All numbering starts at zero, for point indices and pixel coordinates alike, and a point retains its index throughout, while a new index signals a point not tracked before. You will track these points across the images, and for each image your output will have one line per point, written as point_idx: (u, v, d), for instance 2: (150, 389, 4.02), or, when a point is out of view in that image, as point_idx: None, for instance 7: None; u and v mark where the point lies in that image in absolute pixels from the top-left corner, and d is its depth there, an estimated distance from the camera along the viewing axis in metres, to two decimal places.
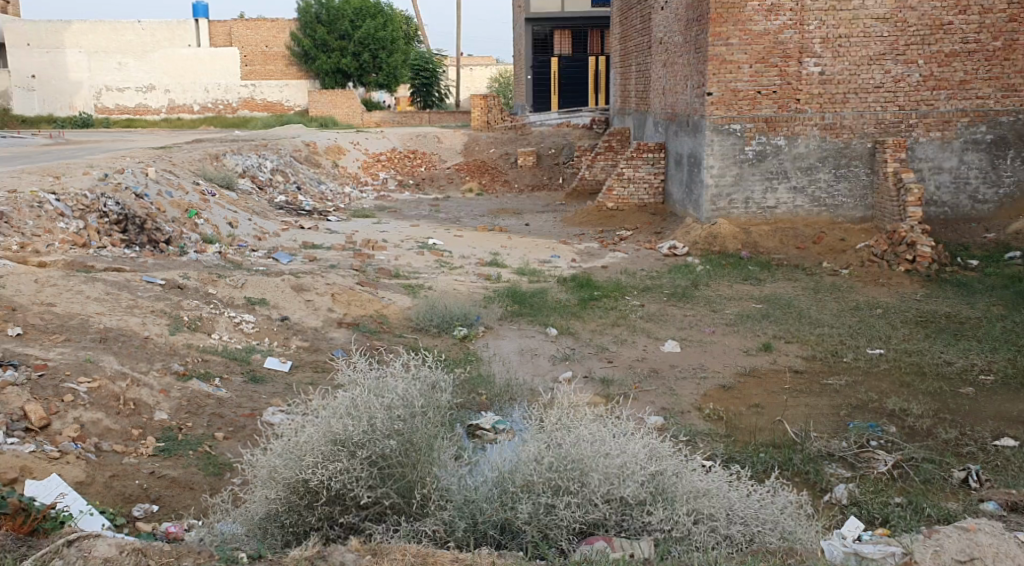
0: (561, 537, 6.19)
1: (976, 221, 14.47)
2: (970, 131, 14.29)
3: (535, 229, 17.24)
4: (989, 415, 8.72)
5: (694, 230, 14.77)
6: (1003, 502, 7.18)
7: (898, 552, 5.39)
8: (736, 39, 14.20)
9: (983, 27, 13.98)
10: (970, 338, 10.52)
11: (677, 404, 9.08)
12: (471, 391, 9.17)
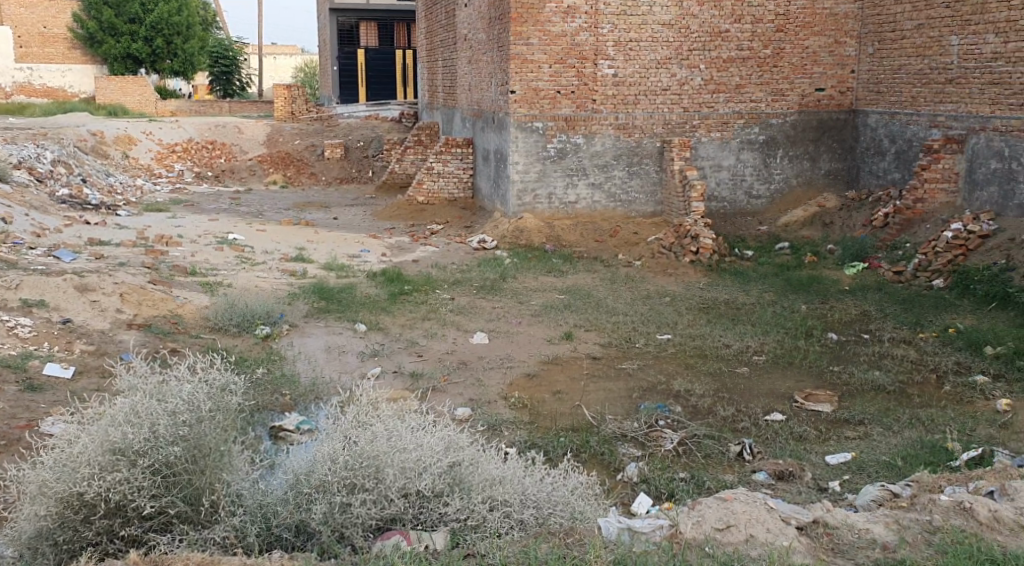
0: (356, 535, 6.19)
1: (751, 216, 15.58)
2: (745, 131, 15.34)
3: (344, 223, 17.06)
4: (762, 393, 9.37)
5: (502, 224, 15.06)
6: (772, 472, 7.79)
7: (664, 524, 5.44)
8: (535, 39, 14.51)
9: (755, 35, 14.99)
10: (746, 322, 11.28)
11: (483, 395, 9.26)
12: (273, 393, 9.02)
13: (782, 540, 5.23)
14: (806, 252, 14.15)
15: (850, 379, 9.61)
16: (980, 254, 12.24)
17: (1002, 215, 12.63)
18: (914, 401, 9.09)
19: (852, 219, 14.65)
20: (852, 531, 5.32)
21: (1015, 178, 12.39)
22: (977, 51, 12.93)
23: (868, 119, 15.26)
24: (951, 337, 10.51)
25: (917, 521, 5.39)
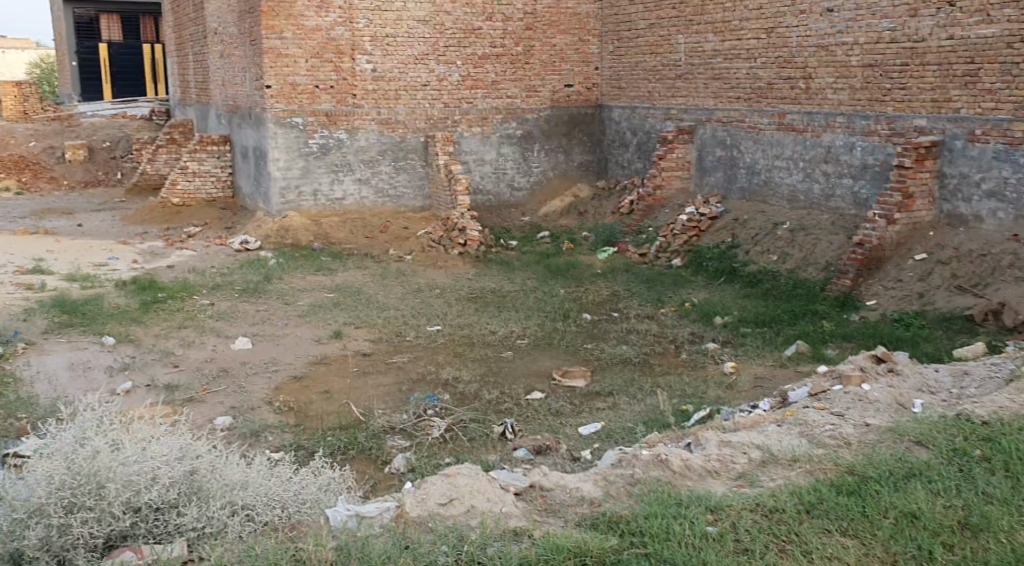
0: (79, 558, 5.66)
1: (514, 208, 16.02)
2: (504, 126, 15.71)
3: (89, 230, 16.01)
4: (523, 373, 9.66)
5: (265, 223, 14.40)
6: (531, 447, 7.85)
7: (391, 505, 5.54)
8: (290, 33, 14.11)
9: (506, 33, 15.39)
10: (509, 309, 11.59)
11: (246, 401, 8.97)
12: (9, 418, 8.34)
13: (501, 507, 5.46)
14: (564, 239, 14.71)
15: (602, 354, 10.08)
16: (711, 235, 13.20)
17: (727, 198, 13.71)
18: (655, 370, 9.61)
19: (602, 207, 15.53)
20: (565, 490, 5.62)
21: (736, 164, 13.44)
22: (700, 49, 13.84)
23: (612, 113, 16.07)
24: (688, 309, 11.23)
25: (622, 476, 5.71)
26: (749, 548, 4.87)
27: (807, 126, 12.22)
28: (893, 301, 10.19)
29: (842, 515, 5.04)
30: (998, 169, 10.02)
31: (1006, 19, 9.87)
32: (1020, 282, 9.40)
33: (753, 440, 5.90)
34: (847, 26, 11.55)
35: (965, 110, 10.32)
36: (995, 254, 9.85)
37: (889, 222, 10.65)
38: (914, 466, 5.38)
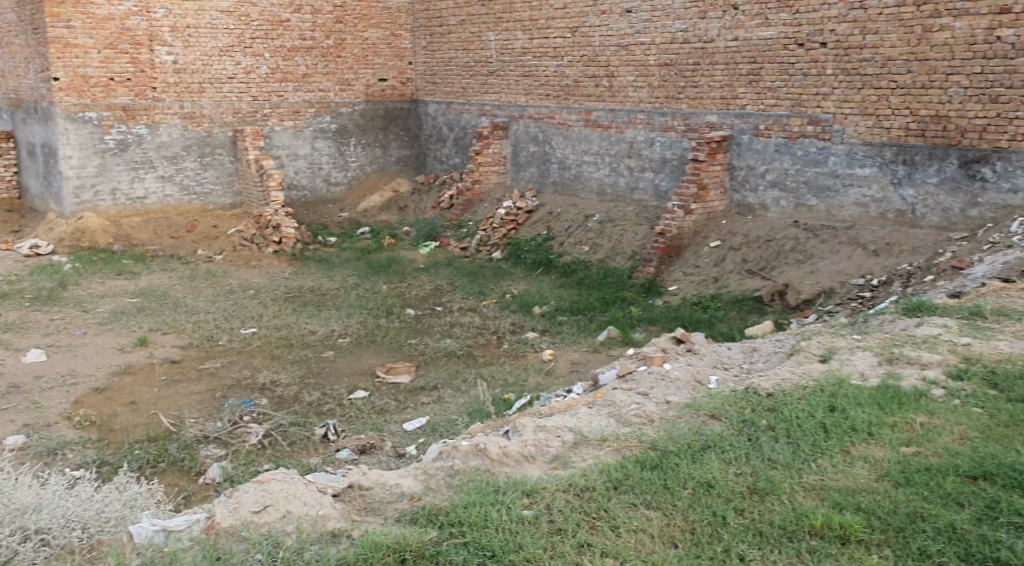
0: None
1: (331, 203, 15.83)
2: (317, 120, 15.51)
3: None
4: (346, 373, 9.59)
5: (57, 226, 13.55)
6: (354, 447, 7.85)
7: (202, 518, 5.39)
8: (78, 21, 13.24)
9: (316, 25, 15.16)
10: (329, 307, 11.47)
11: (41, 418, 8.51)
12: None
13: (319, 510, 5.36)
14: (386, 234, 14.68)
15: (425, 350, 10.13)
16: (528, 228, 13.48)
17: (542, 192, 14.07)
18: (478, 361, 9.76)
19: (422, 202, 15.69)
20: (385, 488, 5.51)
21: (548, 159, 13.80)
22: (510, 46, 14.12)
23: (428, 108, 16.19)
24: (508, 301, 11.45)
25: (442, 468, 5.62)
26: (561, 528, 4.79)
27: (611, 123, 12.70)
28: (692, 286, 10.74)
29: (645, 489, 4.98)
30: (779, 161, 10.76)
31: (782, 23, 10.59)
32: (801, 264, 10.10)
33: (565, 424, 5.90)
34: (644, 26, 12.09)
35: (749, 107, 11.01)
36: (779, 240, 10.53)
37: (687, 212, 11.25)
38: (708, 438, 5.34)
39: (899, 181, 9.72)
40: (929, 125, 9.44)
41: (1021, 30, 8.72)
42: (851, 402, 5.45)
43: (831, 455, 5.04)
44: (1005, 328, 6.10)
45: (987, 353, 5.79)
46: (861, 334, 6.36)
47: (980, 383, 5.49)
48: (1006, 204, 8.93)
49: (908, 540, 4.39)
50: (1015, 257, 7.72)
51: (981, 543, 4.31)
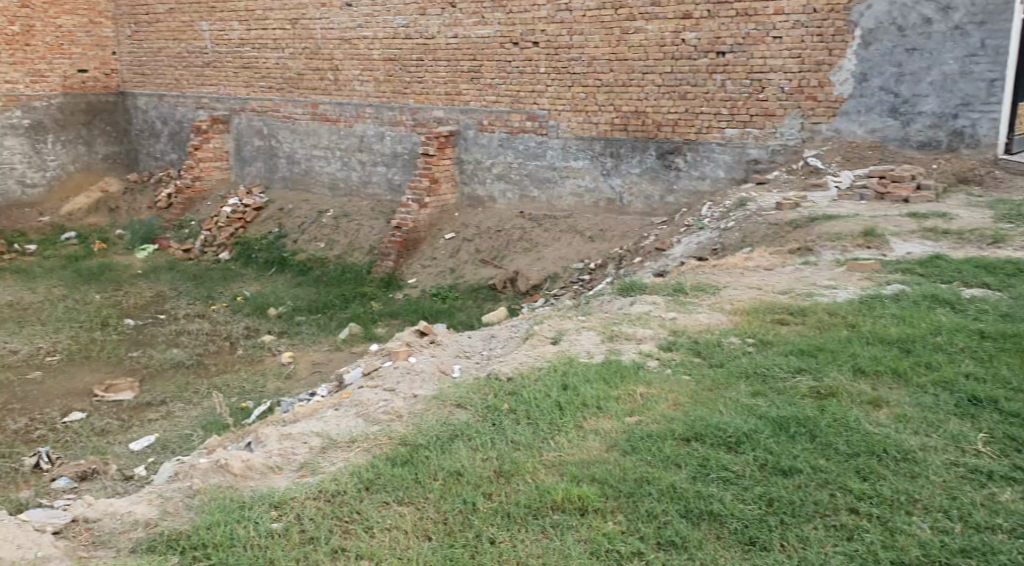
0: None
1: (29, 207, 14.51)
2: (5, 115, 14.15)
3: None
4: (59, 394, 8.90)
5: None
6: (74, 475, 7.05)
7: None
8: None
9: None
10: (33, 324, 10.55)
11: None
12: None
13: (35, 552, 4.48)
14: (95, 240, 13.81)
15: (149, 362, 9.55)
16: (257, 226, 13.12)
17: (270, 188, 13.79)
18: (210, 370, 9.32)
19: (137, 202, 14.91)
20: (115, 518, 4.72)
21: (275, 154, 13.55)
22: (226, 37, 13.65)
23: (137, 101, 15.36)
24: (240, 304, 11.06)
25: (180, 490, 4.93)
26: (314, 536, 4.44)
27: (339, 117, 12.64)
28: (429, 278, 10.91)
29: (398, 486, 4.69)
30: (504, 155, 11.18)
31: (498, 22, 10.95)
32: (528, 252, 10.55)
33: (311, 428, 5.40)
34: (366, 21, 12.10)
35: (472, 103, 11.35)
36: (508, 230, 10.94)
37: (421, 205, 11.42)
38: (455, 427, 5.11)
39: (608, 172, 10.45)
40: (630, 121, 10.24)
41: (701, 34, 9.68)
42: (581, 380, 5.37)
43: (563, 432, 4.92)
44: (706, 301, 6.21)
45: (690, 325, 5.85)
46: (586, 315, 6.42)
47: (686, 352, 5.49)
48: (696, 191, 9.96)
49: (634, 503, 4.28)
50: (709, 237, 8.45)
51: (697, 498, 4.23)
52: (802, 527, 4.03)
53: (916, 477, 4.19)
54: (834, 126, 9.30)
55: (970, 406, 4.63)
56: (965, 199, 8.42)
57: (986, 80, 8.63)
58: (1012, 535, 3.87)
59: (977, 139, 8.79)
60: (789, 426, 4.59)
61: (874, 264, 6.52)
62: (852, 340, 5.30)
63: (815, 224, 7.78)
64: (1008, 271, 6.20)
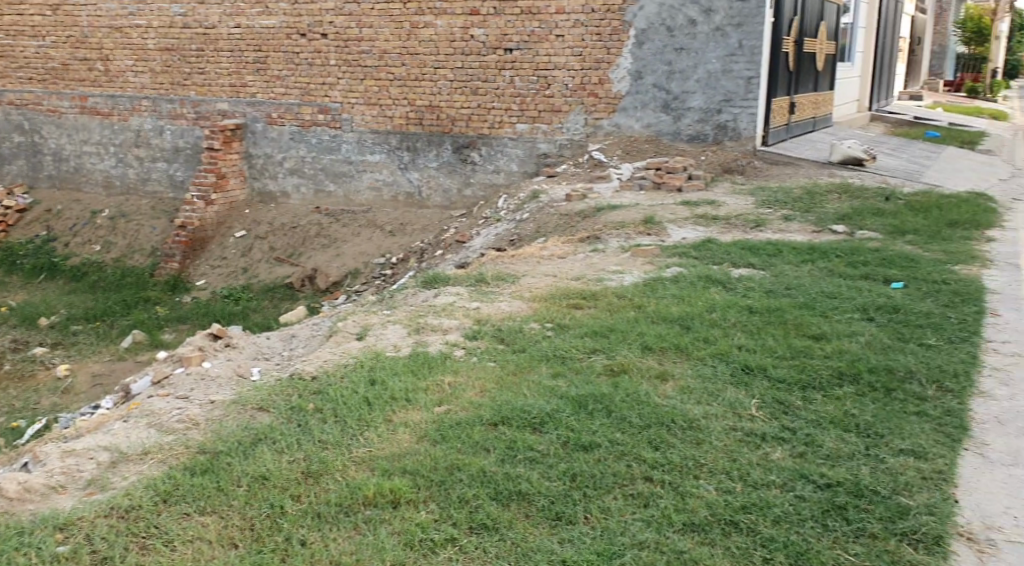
0: None
1: None
2: None
3: None
4: None
5: None
6: None
7: None
8: None
9: None
10: None
11: None
12: None
13: None
14: None
15: None
16: (21, 229, 12.26)
17: (34, 187, 12.94)
18: None
19: None
20: None
21: (39, 150, 12.78)
22: None
23: None
24: (5, 315, 10.05)
25: None
26: (108, 556, 3.63)
27: (112, 110, 12.04)
28: (220, 278, 10.48)
29: (199, 495, 3.90)
30: (295, 149, 11.07)
31: (283, 12, 10.75)
32: (326, 248, 10.28)
33: (99, 442, 4.43)
34: (138, 8, 11.51)
35: (259, 95, 11.10)
36: (304, 226, 10.70)
37: (207, 203, 11.07)
38: (258, 430, 4.34)
39: (404, 166, 10.59)
40: (424, 115, 10.40)
41: (489, 30, 9.98)
42: (390, 373, 4.76)
43: (373, 427, 4.30)
44: (506, 291, 5.94)
45: (493, 313, 5.47)
46: (391, 311, 5.85)
47: (490, 340, 5.07)
48: (492, 183, 10.30)
49: (447, 491, 3.76)
50: (506, 229, 8.73)
51: (506, 479, 3.76)
52: (603, 498, 3.63)
53: (701, 444, 3.87)
54: (614, 121, 9.86)
55: (743, 375, 4.36)
56: (732, 186, 9.02)
57: (744, 78, 9.40)
58: (784, 489, 3.58)
59: (738, 133, 9.58)
60: (587, 404, 4.20)
61: (653, 249, 6.95)
62: (640, 319, 5.03)
63: (600, 214, 8.16)
64: (769, 251, 6.79)
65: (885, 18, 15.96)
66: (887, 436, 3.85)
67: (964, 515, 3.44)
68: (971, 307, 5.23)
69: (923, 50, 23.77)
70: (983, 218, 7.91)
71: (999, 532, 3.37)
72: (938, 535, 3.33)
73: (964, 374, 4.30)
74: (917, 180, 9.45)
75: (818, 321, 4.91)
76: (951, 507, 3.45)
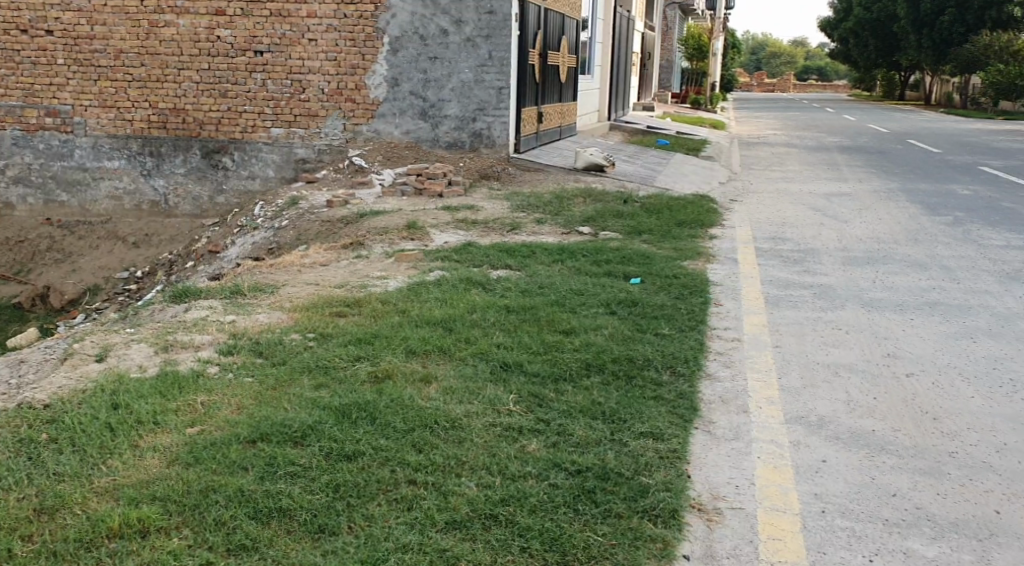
0: None
1: None
2: None
3: None
4: None
5: None
6: None
7: None
8: None
9: None
10: None
11: None
12: None
13: None
14: None
15: None
16: None
17: None
18: None
19: None
20: None
21: None
22: None
23: None
24: None
25: None
26: None
27: None
28: None
29: None
30: (19, 155, 10.20)
31: None
32: (60, 263, 9.60)
33: None
34: None
35: None
36: (33, 240, 9.97)
37: None
38: None
39: (148, 173, 10.12)
40: (169, 118, 9.99)
41: (236, 32, 9.77)
42: (137, 395, 3.90)
43: (114, 455, 3.49)
44: (264, 301, 5.50)
45: (252, 327, 4.85)
46: (134, 328, 5.04)
47: (247, 354, 4.39)
48: (247, 190, 10.11)
49: (202, 514, 3.14)
50: (263, 237, 8.58)
51: (266, 496, 3.20)
52: (367, 506, 3.19)
53: (463, 442, 3.56)
54: (373, 127, 9.96)
55: (501, 371, 4.23)
56: (487, 192, 9.26)
57: (495, 88, 9.85)
58: (540, 479, 3.35)
59: (492, 141, 10.00)
60: (350, 412, 3.71)
61: (417, 255, 7.05)
62: (403, 324, 4.87)
63: (362, 220, 8.16)
64: (524, 252, 7.06)
65: (620, 32, 16.96)
66: (629, 421, 3.76)
67: (695, 488, 3.39)
68: (698, 299, 5.69)
69: (652, 63, 25.43)
70: (707, 218, 8.59)
71: (725, 501, 3.34)
72: (673, 509, 3.23)
73: (694, 359, 4.49)
74: (651, 184, 10.10)
75: (567, 316, 5.17)
76: (684, 482, 3.39)
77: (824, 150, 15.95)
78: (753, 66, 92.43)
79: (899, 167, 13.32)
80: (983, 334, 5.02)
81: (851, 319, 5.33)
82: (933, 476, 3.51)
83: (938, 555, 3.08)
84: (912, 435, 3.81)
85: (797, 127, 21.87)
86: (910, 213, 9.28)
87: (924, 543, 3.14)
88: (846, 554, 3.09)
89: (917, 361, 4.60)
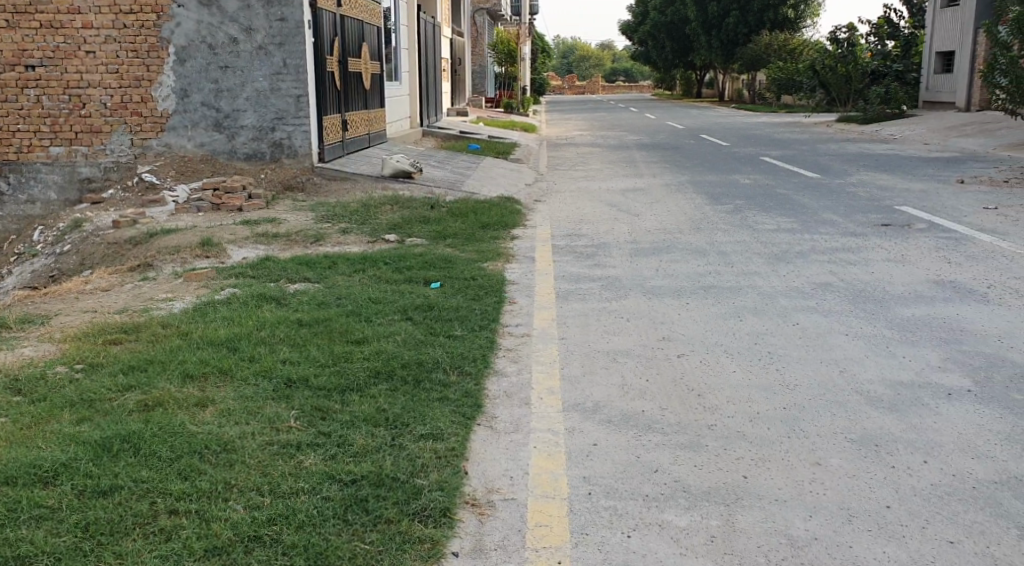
0: None
1: None
2: None
3: None
4: None
5: None
6: None
7: None
8: None
9: None
10: None
11: None
12: None
13: None
14: None
15: None
16: None
17: None
18: None
19: None
20: None
21: None
22: None
23: None
24: None
25: None
26: None
27: None
28: None
29: None
30: None
31: None
32: None
33: None
34: None
35: None
36: None
37: None
38: None
39: None
40: None
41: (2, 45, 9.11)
42: None
43: None
44: (31, 334, 5.17)
45: (11, 362, 4.55)
46: None
47: (2, 393, 4.10)
48: (25, 215, 9.44)
49: None
50: (43, 264, 8.08)
51: (4, 545, 3.00)
52: (120, 543, 3.05)
53: (233, 465, 3.47)
54: (164, 141, 9.57)
55: (284, 388, 4.14)
56: (290, 204, 9.05)
57: (293, 96, 9.64)
58: (312, 494, 3.30)
59: (294, 150, 9.78)
60: (112, 445, 3.55)
61: (209, 273, 6.82)
62: (181, 347, 4.69)
63: (152, 239, 7.79)
64: (324, 264, 6.96)
65: (425, 38, 17.01)
66: (411, 424, 3.78)
67: (470, 484, 3.45)
68: (492, 298, 5.78)
69: (463, 69, 25.66)
70: (510, 219, 8.74)
71: (499, 493, 3.42)
72: (444, 507, 3.27)
73: (482, 358, 4.56)
74: (457, 189, 10.16)
75: (361, 326, 5.12)
76: (459, 479, 3.44)
77: (624, 148, 16.50)
78: (560, 69, 94.77)
79: (689, 161, 13.98)
80: (750, 312, 5.34)
81: (634, 307, 5.55)
82: (691, 449, 3.70)
83: (689, 524, 3.24)
84: (678, 413, 4.01)
85: (599, 127, 22.56)
86: (696, 204, 9.74)
87: (677, 514, 3.30)
88: (607, 532, 3.21)
89: (689, 341, 4.84)
